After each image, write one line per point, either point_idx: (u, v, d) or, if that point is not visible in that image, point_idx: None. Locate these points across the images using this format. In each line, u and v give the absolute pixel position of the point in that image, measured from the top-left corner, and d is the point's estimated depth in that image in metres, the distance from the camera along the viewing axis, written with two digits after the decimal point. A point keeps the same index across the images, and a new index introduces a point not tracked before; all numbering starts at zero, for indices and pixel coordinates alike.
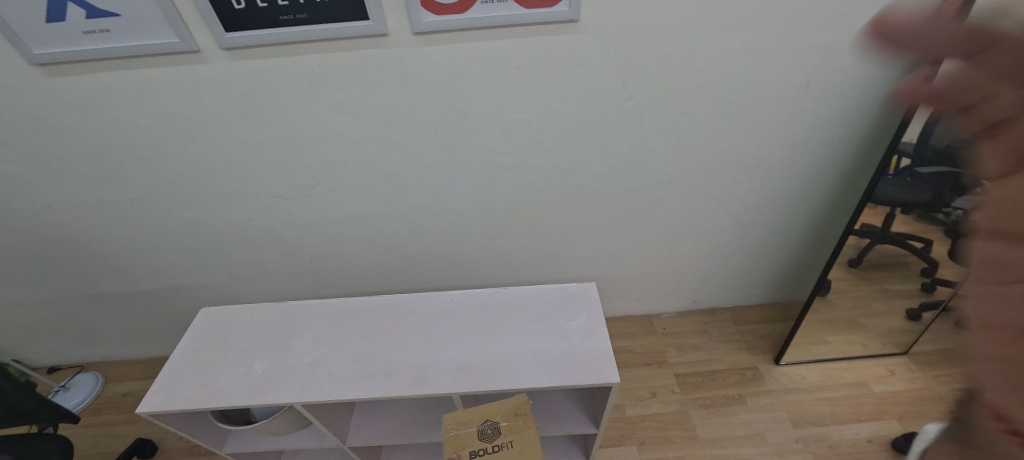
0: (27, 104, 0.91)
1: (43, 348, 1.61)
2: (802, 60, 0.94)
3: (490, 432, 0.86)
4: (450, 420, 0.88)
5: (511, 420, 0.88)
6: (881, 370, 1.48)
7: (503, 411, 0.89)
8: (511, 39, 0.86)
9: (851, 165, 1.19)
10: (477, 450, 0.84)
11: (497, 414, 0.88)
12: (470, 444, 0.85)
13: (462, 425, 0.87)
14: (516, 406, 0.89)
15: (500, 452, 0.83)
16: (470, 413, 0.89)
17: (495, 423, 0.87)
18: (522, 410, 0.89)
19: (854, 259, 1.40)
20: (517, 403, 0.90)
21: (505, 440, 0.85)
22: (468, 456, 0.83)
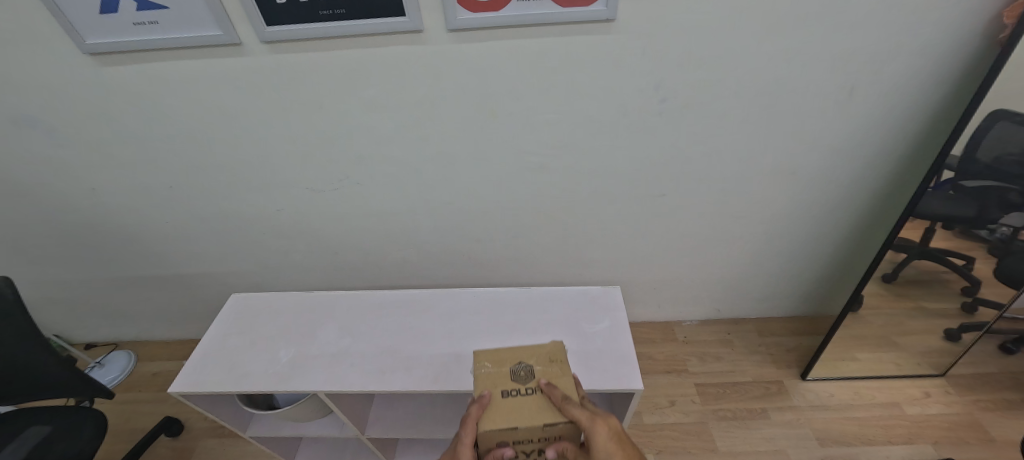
0: (79, 92, 0.96)
1: (82, 325, 1.69)
2: (848, 65, 0.90)
3: (523, 374, 0.77)
4: (481, 359, 0.81)
5: (545, 366, 0.79)
6: (914, 392, 1.42)
7: (537, 356, 0.81)
8: (546, 37, 0.85)
9: (893, 177, 1.13)
10: (510, 390, 0.74)
11: (531, 358, 0.81)
12: (503, 383, 0.76)
13: (494, 365, 0.80)
14: (551, 353, 0.81)
15: (536, 395, 0.73)
16: (503, 356, 0.83)
17: (528, 366, 0.79)
18: (558, 356, 0.81)
19: (889, 275, 1.33)
20: (552, 350, 0.82)
21: (540, 383, 0.75)
22: (500, 394, 0.73)
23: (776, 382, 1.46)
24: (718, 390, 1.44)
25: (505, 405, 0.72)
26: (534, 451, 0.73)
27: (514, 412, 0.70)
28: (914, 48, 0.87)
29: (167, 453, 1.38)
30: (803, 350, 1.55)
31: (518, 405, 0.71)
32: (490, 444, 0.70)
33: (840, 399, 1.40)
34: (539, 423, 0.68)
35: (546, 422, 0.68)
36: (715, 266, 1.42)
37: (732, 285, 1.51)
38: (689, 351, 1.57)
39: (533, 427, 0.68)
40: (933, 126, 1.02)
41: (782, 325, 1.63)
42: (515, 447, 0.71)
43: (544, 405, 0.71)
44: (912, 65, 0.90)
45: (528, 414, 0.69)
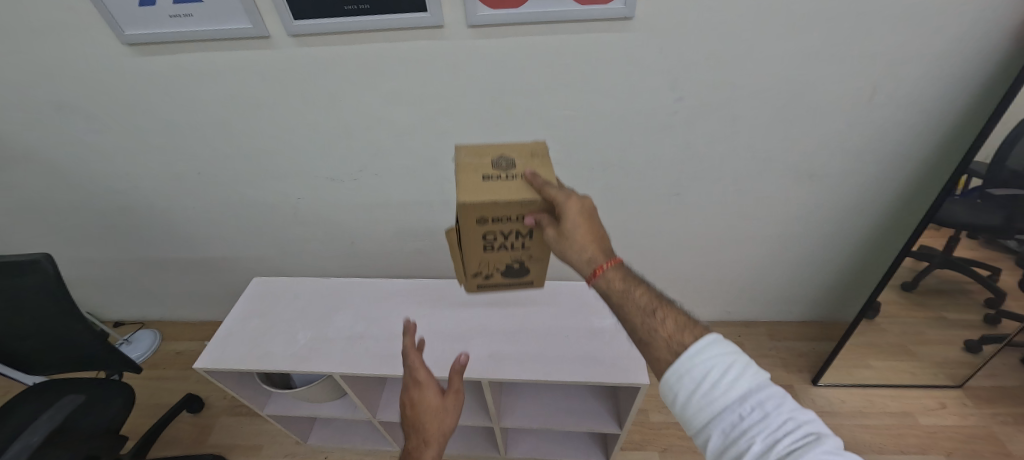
0: (116, 80, 1.00)
1: (112, 303, 1.77)
2: (871, 66, 0.89)
3: (503, 163, 0.66)
4: (461, 151, 0.69)
5: (526, 158, 0.68)
6: (930, 402, 1.39)
7: (518, 150, 0.69)
8: (564, 35, 0.86)
9: (915, 181, 1.11)
10: (487, 174, 0.64)
11: (512, 152, 0.69)
12: (479, 168, 0.65)
13: (472, 154, 0.68)
14: (534, 149, 0.70)
15: (514, 179, 0.63)
16: (484, 150, 0.71)
17: (509, 158, 0.67)
18: (539, 151, 0.69)
19: (909, 282, 1.31)
20: (536, 147, 0.70)
21: (519, 169, 0.65)
22: (474, 177, 0.63)
23: (786, 386, 1.45)
24: None
25: (481, 184, 0.61)
26: (513, 231, 0.66)
27: (490, 189, 0.60)
28: (942, 51, 0.85)
29: (188, 428, 1.44)
30: (815, 355, 1.53)
31: (497, 185, 0.62)
32: (468, 222, 0.61)
33: (852, 406, 1.38)
34: (517, 199, 0.59)
35: (525, 198, 0.59)
36: (727, 266, 1.41)
37: (744, 287, 1.50)
38: None
39: (512, 202, 0.59)
40: (959, 130, 0.99)
41: (795, 329, 1.62)
42: (491, 226, 0.63)
43: (525, 184, 0.62)
44: (938, 68, 0.88)
45: (508, 191, 0.60)
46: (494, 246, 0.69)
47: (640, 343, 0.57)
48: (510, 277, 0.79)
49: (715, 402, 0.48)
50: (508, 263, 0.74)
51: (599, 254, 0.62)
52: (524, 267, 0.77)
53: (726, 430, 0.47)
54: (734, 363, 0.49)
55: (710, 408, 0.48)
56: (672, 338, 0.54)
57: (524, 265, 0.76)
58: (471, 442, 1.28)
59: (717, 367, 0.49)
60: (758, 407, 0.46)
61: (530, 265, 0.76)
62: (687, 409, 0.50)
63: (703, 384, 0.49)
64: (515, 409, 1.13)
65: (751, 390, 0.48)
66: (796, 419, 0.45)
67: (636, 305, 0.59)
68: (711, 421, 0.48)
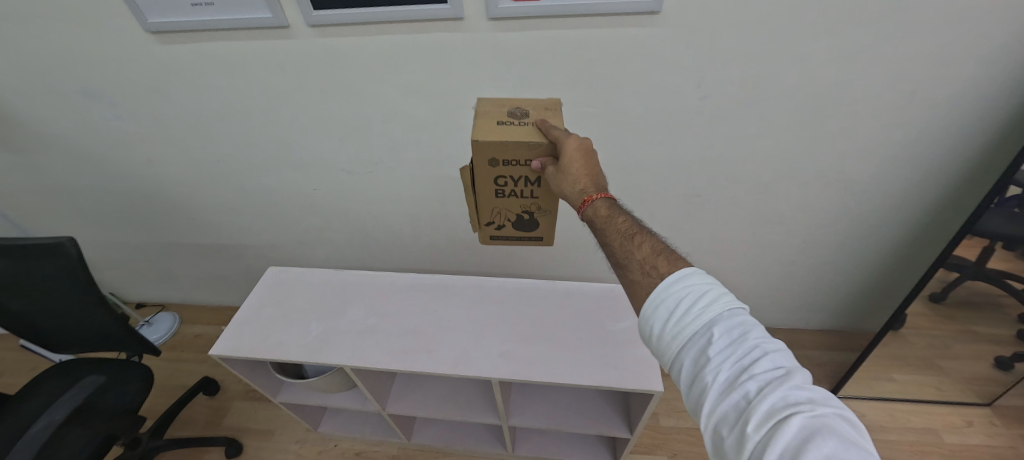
0: (140, 68, 1.02)
1: (133, 285, 1.82)
2: (913, 67, 0.84)
3: (519, 115, 0.73)
4: (483, 103, 0.78)
5: (540, 111, 0.75)
6: (955, 419, 1.34)
7: (534, 106, 0.77)
8: (587, 28, 0.83)
9: (954, 190, 1.05)
10: (504, 122, 0.70)
11: (528, 106, 0.76)
12: (498, 117, 0.72)
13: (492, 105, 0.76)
14: (547, 105, 0.77)
15: (525, 127, 0.69)
16: (504, 104, 0.79)
17: (524, 111, 0.74)
18: (552, 107, 0.76)
19: (937, 294, 1.24)
20: (549, 104, 0.78)
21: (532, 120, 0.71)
22: (492, 123, 0.70)
23: None
24: None
25: (495, 129, 0.68)
26: (522, 178, 0.70)
27: (503, 131, 0.66)
28: (992, 52, 0.80)
29: (205, 410, 1.48)
30: (833, 366, 1.49)
31: (510, 131, 0.67)
32: (480, 162, 0.66)
33: (872, 420, 1.34)
34: (522, 140, 0.64)
35: (533, 140, 0.64)
36: (746, 271, 1.38)
37: (763, 293, 1.46)
38: None
39: (521, 144, 0.64)
40: (1006, 137, 0.93)
41: (814, 337, 1.57)
42: (501, 169, 0.68)
43: (534, 133, 0.67)
44: (987, 70, 0.83)
45: (517, 134, 0.66)
46: (502, 193, 0.73)
47: (619, 269, 0.59)
48: (518, 231, 0.82)
49: (684, 329, 0.47)
50: (517, 215, 0.78)
51: (591, 185, 0.64)
52: (531, 222, 0.80)
53: (693, 355, 0.46)
54: (712, 292, 0.48)
55: (681, 334, 0.48)
56: (647, 261, 0.56)
57: (534, 217, 0.78)
58: (478, 438, 1.29)
59: (692, 296, 0.49)
60: (728, 335, 0.45)
61: (538, 222, 0.79)
62: (658, 336, 0.50)
63: (675, 310, 0.49)
64: (524, 408, 1.12)
65: (724, 318, 0.46)
66: (766, 350, 0.43)
67: (617, 229, 0.61)
68: (680, 347, 0.48)
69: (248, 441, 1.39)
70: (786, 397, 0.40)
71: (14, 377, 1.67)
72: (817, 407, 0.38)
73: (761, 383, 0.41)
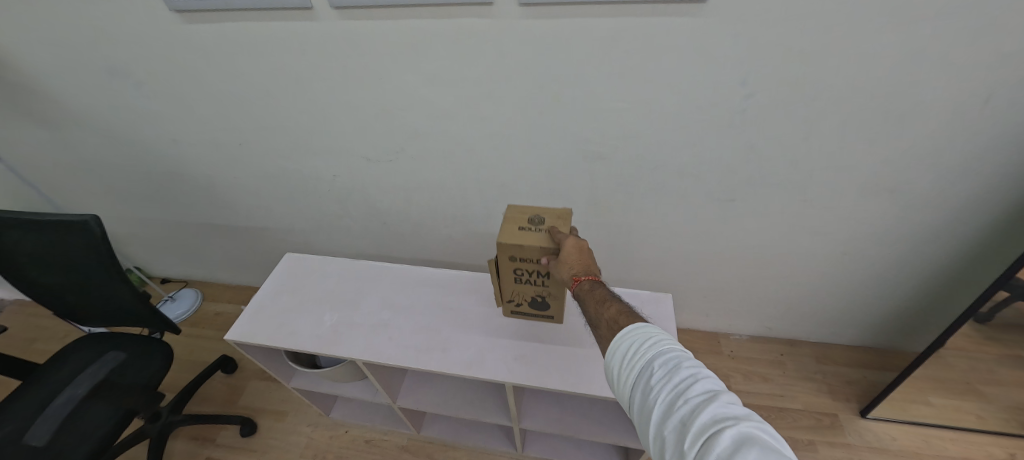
0: (163, 48, 1.01)
1: (158, 261, 1.87)
2: (995, 69, 0.74)
3: (537, 221, 0.81)
4: (510, 208, 0.87)
5: (555, 219, 0.82)
6: (997, 451, 1.25)
7: (550, 213, 0.83)
8: (624, 16, 0.77)
9: (1021, 206, 0.96)
10: (523, 226, 0.80)
11: (545, 213, 0.83)
12: (518, 221, 0.82)
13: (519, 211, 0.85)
14: (562, 213, 0.83)
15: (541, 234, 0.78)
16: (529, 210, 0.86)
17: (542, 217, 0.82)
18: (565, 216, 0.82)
19: (982, 315, 1.10)
20: (563, 212, 0.83)
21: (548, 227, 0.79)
22: (513, 228, 0.80)
23: (830, 415, 1.35)
24: (762, 413, 1.36)
25: (515, 234, 0.79)
26: (535, 271, 0.82)
27: (521, 236, 0.78)
28: None
29: (223, 388, 1.52)
30: (866, 385, 1.41)
31: (526, 235, 0.78)
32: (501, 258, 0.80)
33: (904, 445, 1.27)
34: (533, 245, 0.76)
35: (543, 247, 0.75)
36: (776, 281, 1.31)
37: (793, 304, 1.39)
38: (734, 367, 1.49)
39: (534, 248, 0.76)
40: None
41: (845, 353, 1.49)
42: (518, 264, 0.81)
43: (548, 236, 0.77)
44: None
45: (532, 239, 0.77)
46: (520, 274, 0.86)
47: (592, 329, 0.66)
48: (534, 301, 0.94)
49: (634, 365, 0.53)
50: (533, 292, 0.90)
51: (582, 269, 0.71)
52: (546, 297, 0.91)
53: (640, 389, 0.52)
54: (656, 334, 0.54)
55: (630, 372, 0.54)
56: (612, 319, 0.62)
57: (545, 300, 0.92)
58: (488, 435, 1.27)
59: (638, 339, 0.55)
60: (664, 366, 0.50)
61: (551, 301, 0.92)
62: (618, 376, 0.56)
63: (626, 352, 0.55)
64: (536, 411, 1.10)
65: (662, 351, 0.52)
66: (698, 376, 0.48)
67: (594, 298, 0.67)
68: (632, 383, 0.53)
69: (263, 421, 1.42)
70: (715, 416, 0.43)
71: (48, 344, 1.74)
72: (739, 421, 0.41)
73: (694, 405, 0.45)
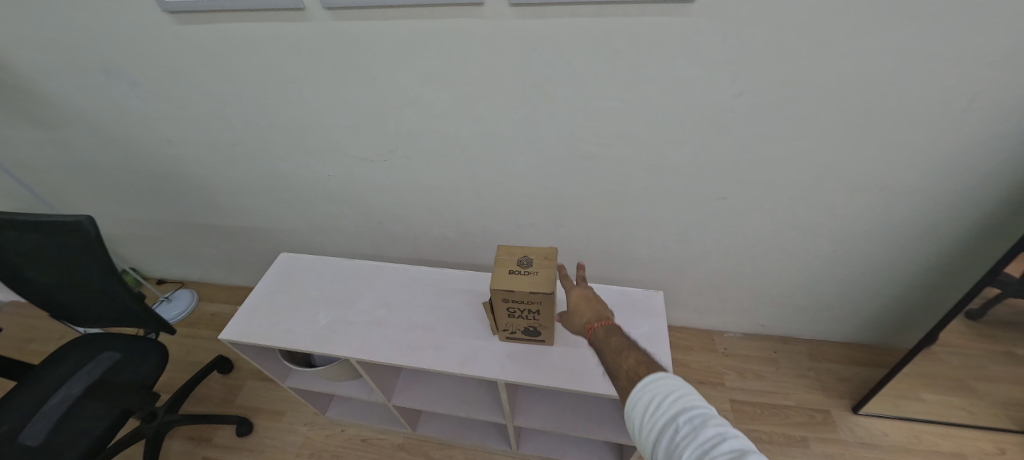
0: (158, 49, 1.01)
1: (155, 261, 1.87)
2: (978, 68, 0.75)
3: (527, 264, 0.85)
4: (500, 249, 0.90)
5: (543, 260, 0.86)
6: (986, 446, 1.27)
7: (538, 252, 0.87)
8: (614, 17, 0.78)
9: (1009, 203, 0.97)
10: (514, 270, 0.84)
11: (535, 254, 0.87)
12: (510, 264, 0.85)
13: (508, 252, 0.88)
14: (549, 253, 0.87)
15: (532, 277, 0.82)
16: (519, 250, 0.90)
17: (531, 259, 0.86)
18: (552, 257, 0.86)
19: (975, 311, 1.11)
20: (551, 251, 0.88)
21: (537, 270, 0.83)
22: (505, 271, 0.83)
23: (822, 411, 1.36)
24: (755, 410, 1.37)
25: (507, 277, 0.82)
26: (528, 309, 0.85)
27: (515, 280, 0.81)
28: None
29: (219, 388, 1.52)
30: (858, 381, 1.42)
31: (519, 278, 0.82)
32: (495, 300, 0.84)
33: (895, 440, 1.28)
34: (527, 290, 0.79)
35: (536, 289, 0.79)
36: (769, 278, 1.32)
37: (785, 301, 1.40)
38: (728, 364, 1.50)
39: (526, 292, 0.79)
40: None
41: (838, 350, 1.50)
42: (512, 304, 0.84)
43: (542, 278, 0.81)
44: None
45: (525, 283, 0.81)
46: (513, 314, 0.88)
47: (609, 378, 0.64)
48: (525, 337, 0.95)
49: (657, 420, 0.51)
50: (525, 327, 0.91)
51: (594, 315, 0.76)
52: (537, 332, 0.92)
53: (663, 447, 0.49)
54: (680, 389, 0.52)
55: (654, 428, 0.52)
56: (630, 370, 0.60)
57: (537, 329, 0.92)
58: (483, 433, 1.28)
59: (661, 393, 0.53)
60: (689, 422, 0.48)
61: (543, 331, 0.91)
62: (641, 432, 0.54)
63: (648, 407, 0.53)
64: (530, 408, 1.11)
65: (687, 407, 0.50)
66: (725, 436, 0.45)
67: (610, 346, 0.68)
68: (655, 439, 0.51)
69: (259, 421, 1.42)
70: None
71: (43, 345, 1.74)
72: None
73: None
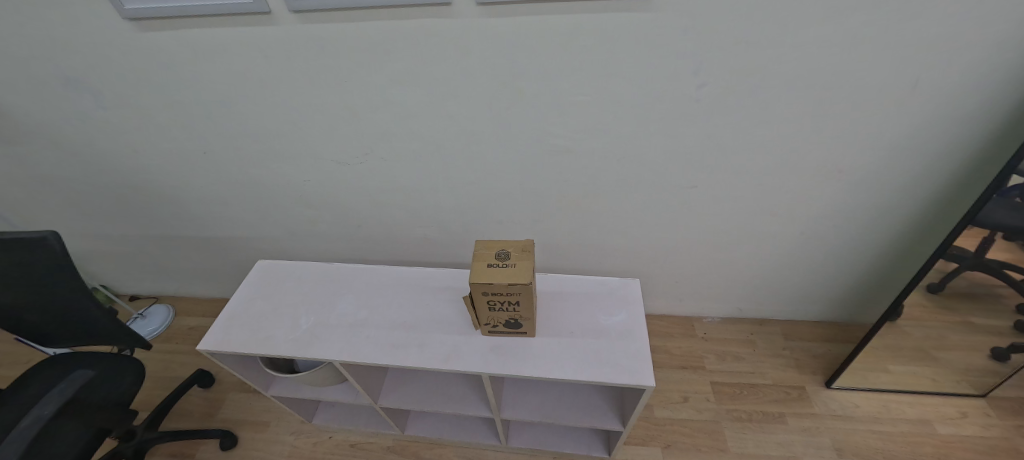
0: (118, 56, 0.98)
1: (126, 277, 1.81)
2: (917, 54, 0.81)
3: (503, 257, 0.86)
4: (479, 244, 0.91)
5: (519, 253, 0.87)
6: (949, 411, 1.34)
7: (514, 245, 0.89)
8: (578, 14, 0.80)
9: (955, 181, 1.03)
10: (491, 263, 0.85)
11: (510, 246, 0.89)
12: (487, 257, 0.86)
13: (485, 246, 0.89)
14: (525, 245, 0.89)
15: (509, 269, 0.83)
16: (496, 243, 0.92)
17: (507, 251, 0.87)
18: (528, 248, 0.88)
19: (934, 285, 1.18)
20: (527, 243, 0.89)
21: (514, 262, 0.85)
22: (483, 265, 0.85)
23: (798, 388, 1.41)
24: (735, 390, 1.41)
25: (485, 271, 0.83)
26: (508, 301, 0.87)
27: (493, 273, 0.83)
28: (1002, 37, 0.77)
29: (201, 402, 1.49)
30: (830, 357, 1.48)
31: (497, 271, 0.83)
32: (475, 294, 0.85)
33: (865, 411, 1.35)
34: (505, 282, 0.81)
35: (514, 280, 0.80)
36: (742, 263, 1.37)
37: (759, 284, 1.45)
38: (709, 348, 1.55)
39: (504, 284, 0.81)
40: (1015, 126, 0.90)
41: (811, 329, 1.57)
42: (491, 297, 0.86)
43: (519, 271, 0.82)
44: (995, 57, 0.79)
45: (504, 275, 0.82)
46: (494, 307, 0.89)
47: None
48: (507, 330, 0.96)
49: None
50: (506, 320, 0.93)
51: None
52: (519, 324, 0.94)
53: None
54: None
55: None
56: None
57: (517, 321, 0.93)
58: (472, 430, 1.29)
59: None
60: None
61: (524, 323, 0.93)
62: None
63: None
64: (517, 401, 1.12)
65: None
66: None
67: None
68: None
69: (243, 433, 1.39)
70: None
71: (9, 369, 1.67)
72: None
73: None
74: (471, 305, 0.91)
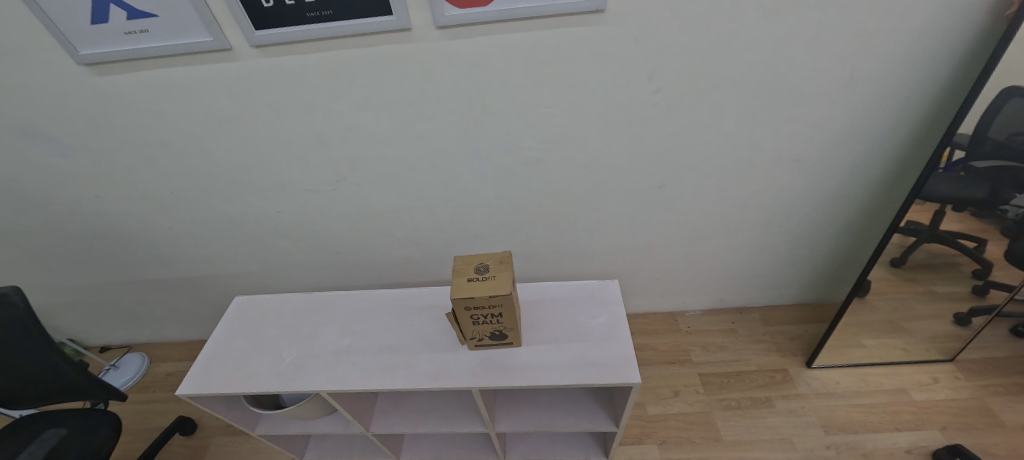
0: (75, 101, 0.97)
1: (95, 328, 1.73)
2: (847, 46, 0.88)
3: (482, 271, 0.87)
4: (458, 260, 0.92)
5: (496, 265, 0.89)
6: (922, 377, 1.40)
7: (491, 257, 0.91)
8: (534, 32, 0.84)
9: (898, 161, 1.11)
10: (471, 278, 0.86)
11: (488, 259, 0.90)
12: (467, 272, 0.87)
13: (465, 262, 0.90)
14: (502, 256, 0.90)
15: (489, 282, 0.84)
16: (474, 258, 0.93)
17: (485, 264, 0.89)
18: (506, 259, 0.90)
19: (897, 258, 1.25)
20: (503, 254, 0.91)
21: (493, 274, 0.86)
22: (464, 280, 0.86)
23: (781, 371, 1.46)
24: (722, 380, 1.45)
25: (466, 287, 0.84)
26: (491, 314, 0.88)
27: (474, 287, 0.84)
28: (917, 26, 0.85)
29: (183, 450, 1.42)
30: (808, 338, 1.54)
31: (478, 285, 0.84)
32: (458, 310, 0.86)
33: (846, 386, 1.40)
34: (486, 294, 0.82)
35: (495, 292, 0.82)
36: (716, 255, 1.41)
37: (735, 274, 1.50)
38: (694, 341, 1.58)
39: (485, 297, 0.82)
40: (943, 106, 0.99)
41: (787, 313, 1.63)
42: (474, 311, 0.87)
43: (498, 282, 0.84)
44: (914, 45, 0.88)
45: (485, 288, 0.83)
46: (477, 321, 0.90)
47: None
48: (493, 343, 0.97)
49: None
50: (490, 332, 0.94)
51: None
52: (503, 336, 0.95)
53: None
54: None
55: None
56: None
57: (501, 333, 0.94)
58: (469, 448, 1.28)
59: None
60: None
61: (508, 334, 0.94)
62: None
63: None
64: (511, 414, 1.12)
65: None
66: None
67: None
68: None
69: None
70: None
71: None
72: None
73: None
74: (455, 321, 0.91)
